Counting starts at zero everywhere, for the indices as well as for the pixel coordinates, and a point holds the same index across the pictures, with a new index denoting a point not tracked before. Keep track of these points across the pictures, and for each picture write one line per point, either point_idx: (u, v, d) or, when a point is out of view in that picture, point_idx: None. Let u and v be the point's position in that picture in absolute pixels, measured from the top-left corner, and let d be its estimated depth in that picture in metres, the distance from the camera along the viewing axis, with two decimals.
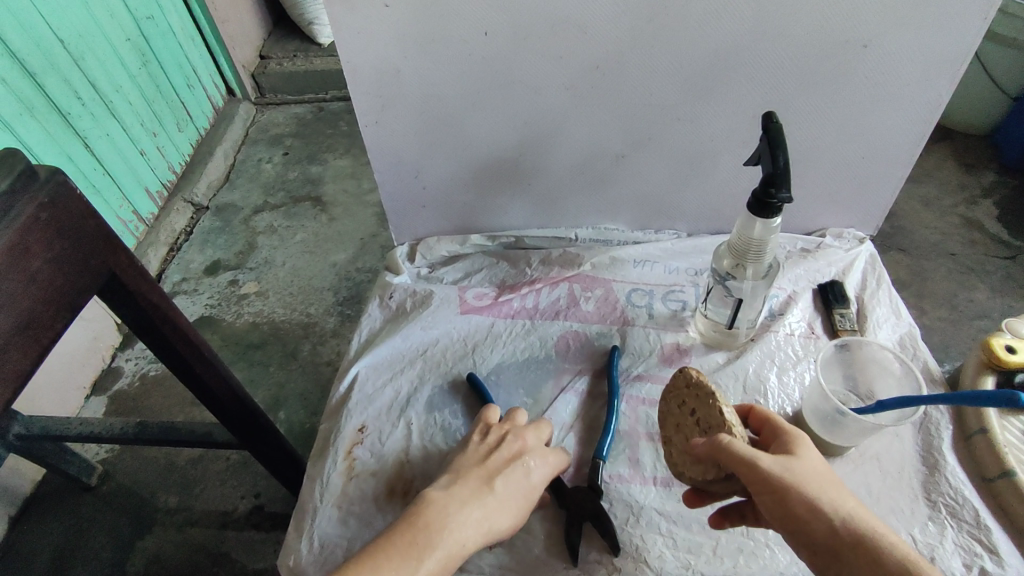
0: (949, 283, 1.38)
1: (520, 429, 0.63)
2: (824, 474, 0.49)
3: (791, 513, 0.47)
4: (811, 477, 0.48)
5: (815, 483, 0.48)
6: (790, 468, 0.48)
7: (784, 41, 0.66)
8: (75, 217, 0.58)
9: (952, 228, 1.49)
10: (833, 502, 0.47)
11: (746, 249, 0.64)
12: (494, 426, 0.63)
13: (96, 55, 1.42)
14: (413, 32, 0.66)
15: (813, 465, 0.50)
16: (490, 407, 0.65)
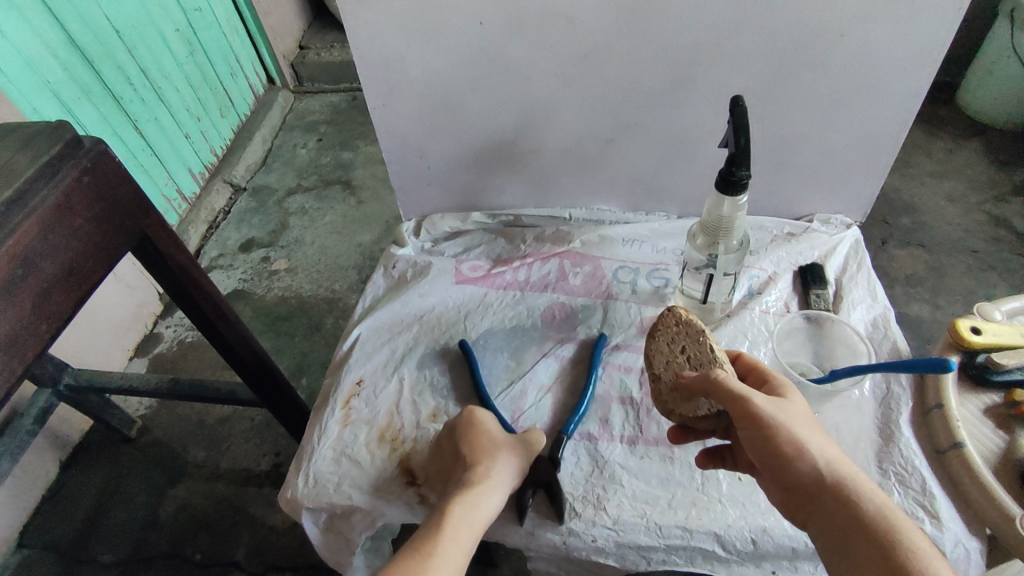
0: (966, 278, 1.36)
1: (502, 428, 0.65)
2: (808, 419, 0.53)
3: (775, 448, 0.50)
4: (796, 418, 0.52)
5: (800, 425, 0.51)
6: (778, 408, 0.51)
7: (763, 32, 0.70)
8: (111, 182, 0.66)
9: (976, 224, 1.47)
10: (814, 444, 0.50)
11: (716, 227, 0.68)
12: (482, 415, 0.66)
13: (148, 44, 1.53)
14: (415, 22, 0.72)
15: (799, 409, 0.53)
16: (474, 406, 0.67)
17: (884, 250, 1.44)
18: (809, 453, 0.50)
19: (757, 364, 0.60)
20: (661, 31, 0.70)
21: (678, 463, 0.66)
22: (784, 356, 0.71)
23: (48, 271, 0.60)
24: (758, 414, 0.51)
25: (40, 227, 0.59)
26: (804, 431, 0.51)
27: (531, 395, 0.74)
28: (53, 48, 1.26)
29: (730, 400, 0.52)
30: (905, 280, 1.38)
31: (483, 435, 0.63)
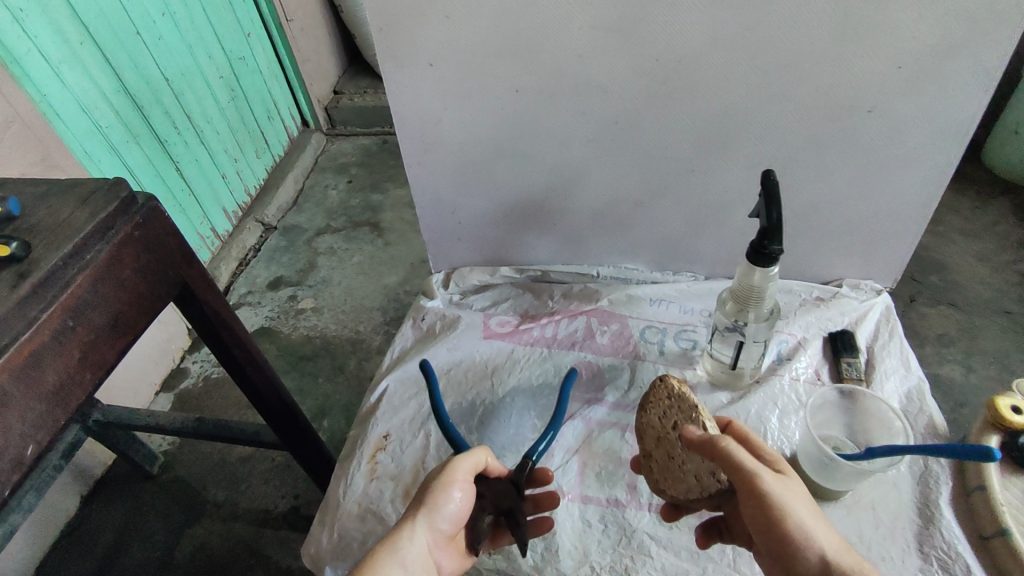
0: (1000, 340, 1.34)
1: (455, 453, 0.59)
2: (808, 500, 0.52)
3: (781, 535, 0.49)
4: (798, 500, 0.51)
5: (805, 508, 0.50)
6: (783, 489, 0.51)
7: (791, 104, 0.71)
8: (158, 235, 0.69)
9: (1010, 285, 1.44)
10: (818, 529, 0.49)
11: (747, 296, 0.68)
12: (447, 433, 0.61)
13: (194, 91, 1.61)
14: (453, 87, 0.76)
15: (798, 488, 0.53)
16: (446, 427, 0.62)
17: (913, 308, 1.42)
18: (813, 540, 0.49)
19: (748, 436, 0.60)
20: (692, 101, 0.73)
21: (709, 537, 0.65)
22: (822, 429, 0.71)
23: (96, 321, 0.62)
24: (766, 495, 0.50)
25: (92, 279, 0.61)
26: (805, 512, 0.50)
27: (557, 458, 0.73)
28: (107, 95, 1.33)
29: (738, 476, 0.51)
30: (936, 340, 1.35)
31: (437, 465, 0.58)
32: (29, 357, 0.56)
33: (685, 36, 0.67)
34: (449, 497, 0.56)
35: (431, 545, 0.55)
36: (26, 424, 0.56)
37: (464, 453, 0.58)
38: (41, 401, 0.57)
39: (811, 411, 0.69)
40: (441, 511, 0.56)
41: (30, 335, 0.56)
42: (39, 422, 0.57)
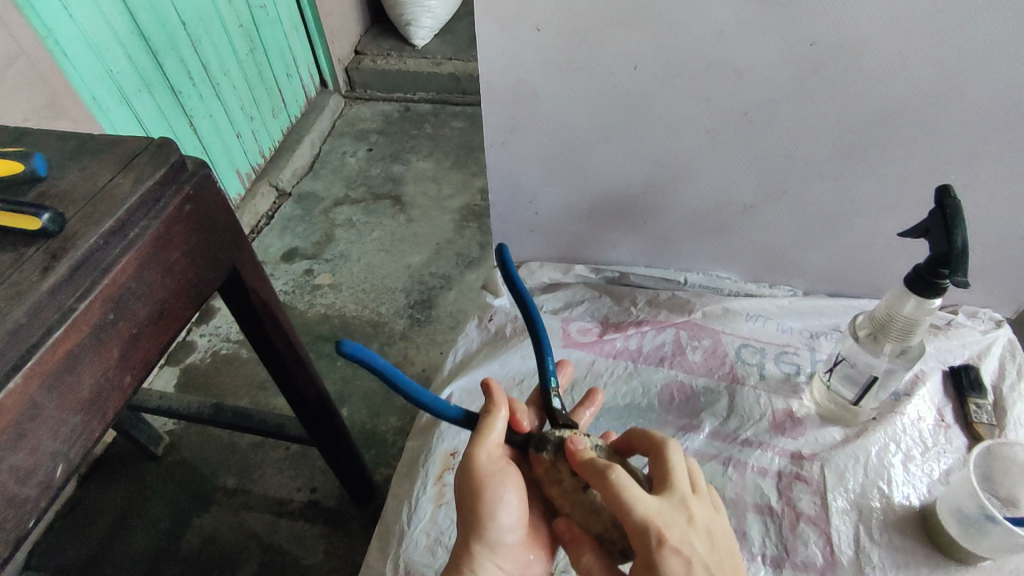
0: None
1: (490, 434, 0.53)
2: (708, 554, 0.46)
3: None
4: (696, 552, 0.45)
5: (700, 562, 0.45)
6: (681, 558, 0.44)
7: (961, 106, 0.60)
8: (211, 211, 0.58)
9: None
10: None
11: (890, 324, 0.61)
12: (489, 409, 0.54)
13: (211, 38, 1.46)
14: (559, 59, 0.64)
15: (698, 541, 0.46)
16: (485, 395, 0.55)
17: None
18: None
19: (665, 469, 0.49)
20: (843, 97, 0.61)
21: None
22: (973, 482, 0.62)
23: (139, 314, 0.51)
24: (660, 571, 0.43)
25: (137, 263, 0.50)
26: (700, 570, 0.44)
27: None
28: (121, 37, 1.19)
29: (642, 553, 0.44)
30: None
31: (461, 470, 0.52)
32: (63, 359, 0.45)
33: (854, 21, 0.56)
34: (495, 508, 0.52)
35: (500, 541, 0.52)
36: (57, 441, 0.46)
37: (479, 447, 0.51)
38: (76, 413, 0.47)
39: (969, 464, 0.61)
40: (495, 528, 0.51)
41: (65, 332, 0.45)
42: (71, 437, 0.47)
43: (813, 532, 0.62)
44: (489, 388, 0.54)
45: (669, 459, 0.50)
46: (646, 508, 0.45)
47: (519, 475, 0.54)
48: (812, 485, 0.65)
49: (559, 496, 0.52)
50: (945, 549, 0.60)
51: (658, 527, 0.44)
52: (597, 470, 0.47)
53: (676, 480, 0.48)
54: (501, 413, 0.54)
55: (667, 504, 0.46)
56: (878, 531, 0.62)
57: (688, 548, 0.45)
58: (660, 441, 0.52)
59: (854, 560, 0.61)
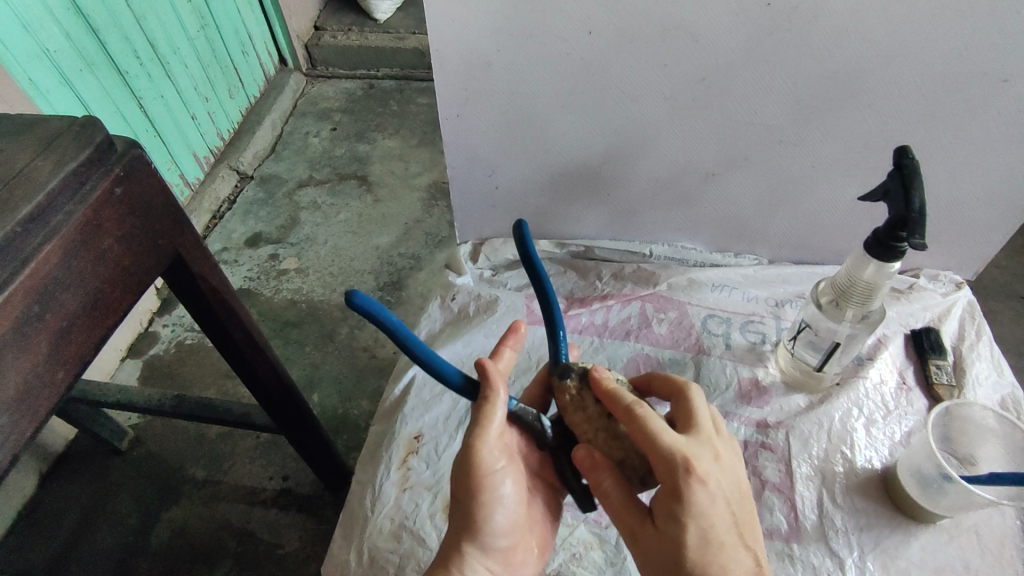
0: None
1: (491, 423, 0.50)
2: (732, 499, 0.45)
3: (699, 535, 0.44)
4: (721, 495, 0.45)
5: (723, 510, 0.44)
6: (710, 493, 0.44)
7: (918, 67, 0.59)
8: (147, 194, 0.55)
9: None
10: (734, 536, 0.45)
11: (851, 290, 0.60)
12: (490, 395, 0.50)
13: (157, 14, 1.38)
14: (509, 25, 0.61)
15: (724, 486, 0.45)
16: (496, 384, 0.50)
17: (990, 262, 1.23)
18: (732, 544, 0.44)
19: (689, 410, 0.49)
20: (803, 60, 0.60)
21: (800, 564, 0.59)
22: (935, 443, 0.63)
23: (69, 306, 0.49)
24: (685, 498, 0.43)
25: (62, 252, 0.47)
26: (720, 519, 0.44)
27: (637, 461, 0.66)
28: (55, 12, 1.12)
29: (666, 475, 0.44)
30: (1009, 298, 1.18)
31: (461, 463, 0.50)
32: None
33: None
34: (490, 507, 0.51)
35: (493, 531, 0.51)
36: None
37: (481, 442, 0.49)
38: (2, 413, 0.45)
39: (929, 426, 0.62)
40: (489, 529, 0.51)
41: None
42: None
43: (778, 500, 0.62)
44: (486, 372, 0.50)
45: (691, 401, 0.50)
46: (674, 437, 0.45)
47: (516, 473, 0.54)
48: (777, 453, 0.65)
49: (583, 423, 0.52)
50: (905, 510, 0.61)
51: (685, 455, 0.44)
52: (624, 407, 0.47)
53: (701, 420, 0.48)
54: (501, 400, 0.50)
55: (695, 442, 0.46)
56: (841, 495, 0.62)
57: (714, 483, 0.44)
58: (682, 382, 0.52)
59: (818, 526, 0.61)
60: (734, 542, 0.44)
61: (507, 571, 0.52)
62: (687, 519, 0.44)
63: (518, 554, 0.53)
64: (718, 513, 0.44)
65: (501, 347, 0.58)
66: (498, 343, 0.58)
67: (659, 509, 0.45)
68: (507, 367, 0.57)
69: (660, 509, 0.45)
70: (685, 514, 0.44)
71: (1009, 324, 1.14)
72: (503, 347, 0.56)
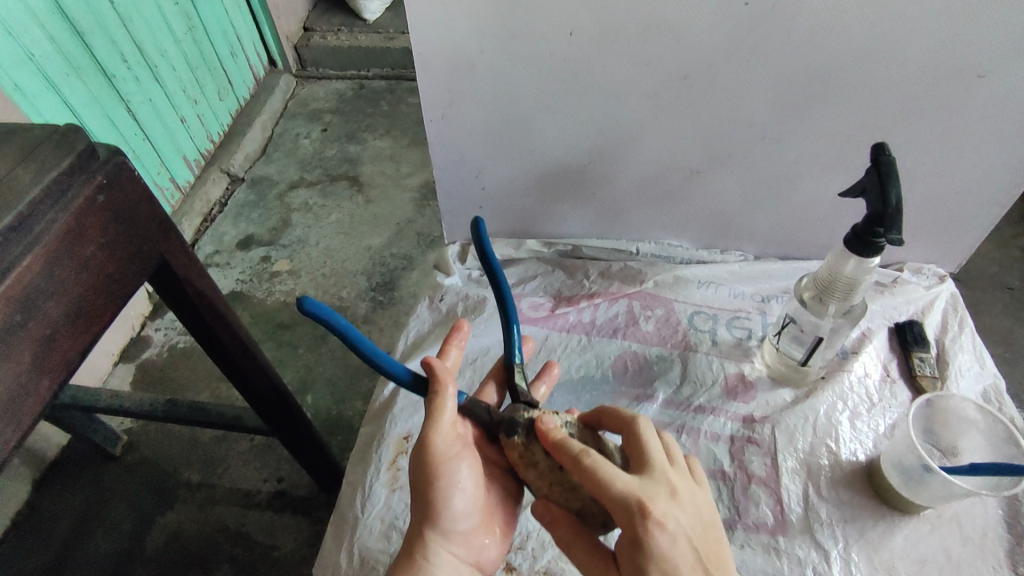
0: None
1: (440, 412, 0.51)
2: (693, 534, 0.46)
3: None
4: (681, 533, 0.45)
5: (686, 549, 0.45)
6: (670, 536, 0.44)
7: (896, 63, 0.60)
8: (130, 200, 0.55)
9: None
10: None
11: (833, 285, 0.61)
12: (438, 388, 0.53)
13: (144, 17, 1.38)
14: (491, 27, 0.62)
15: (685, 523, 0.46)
16: (442, 376, 0.53)
17: (979, 254, 1.24)
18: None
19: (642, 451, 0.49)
20: (781, 58, 0.60)
21: (785, 557, 0.60)
22: (915, 435, 0.64)
23: (54, 314, 0.49)
24: (648, 545, 0.44)
25: (45, 260, 0.48)
26: (685, 561, 0.44)
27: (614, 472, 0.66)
28: (40, 17, 1.12)
29: (626, 523, 0.44)
30: (998, 290, 1.19)
31: (416, 452, 0.51)
32: None
33: None
34: (448, 494, 0.52)
35: (455, 517, 0.52)
36: None
37: (433, 433, 0.50)
38: None
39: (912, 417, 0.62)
40: (447, 513, 0.51)
41: None
42: None
43: (764, 494, 0.63)
44: (433, 368, 0.53)
45: (642, 439, 0.50)
46: (627, 482, 0.45)
47: (474, 458, 0.54)
48: (763, 447, 0.66)
49: (536, 478, 0.51)
50: (889, 501, 0.62)
51: (639, 498, 0.44)
52: (573, 460, 0.46)
53: (654, 457, 0.49)
54: (449, 391, 0.53)
55: (649, 482, 0.47)
56: (826, 488, 0.63)
57: (673, 523, 0.45)
58: (630, 417, 0.52)
59: (803, 518, 0.62)
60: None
61: (471, 554, 0.53)
62: (650, 563, 0.44)
63: (479, 536, 0.54)
64: (681, 553, 0.44)
65: (447, 346, 0.59)
66: (444, 343, 0.59)
67: (623, 560, 0.45)
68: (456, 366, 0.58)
69: (623, 558, 0.45)
70: (647, 561, 0.44)
71: (998, 316, 1.15)
72: (450, 347, 0.58)
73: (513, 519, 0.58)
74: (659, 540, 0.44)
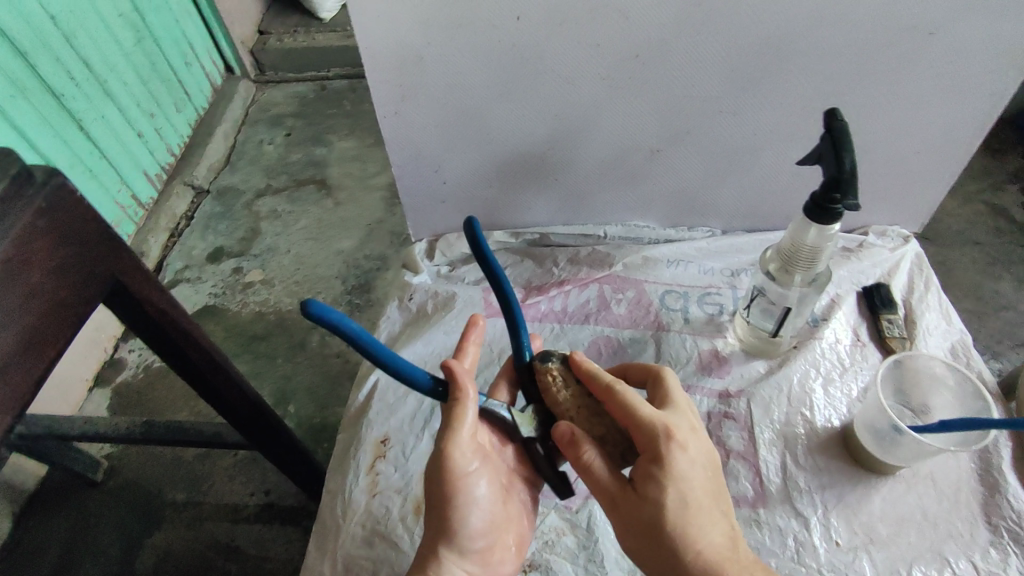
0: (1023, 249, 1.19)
1: (462, 418, 0.50)
2: (708, 476, 0.47)
3: (681, 498, 0.45)
4: (700, 468, 0.46)
5: (702, 483, 0.46)
6: (690, 462, 0.46)
7: (843, 27, 0.60)
8: (76, 222, 0.53)
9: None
10: (713, 521, 0.46)
11: (797, 254, 0.61)
12: (461, 393, 0.50)
13: (88, 31, 1.34)
14: (437, 16, 0.60)
15: (704, 464, 0.47)
16: (463, 382, 0.50)
17: (944, 212, 1.26)
18: (710, 526, 0.45)
19: (667, 393, 0.51)
20: (729, 31, 0.60)
21: (766, 528, 0.60)
22: (882, 398, 0.65)
23: None
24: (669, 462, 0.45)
25: None
26: (701, 496, 0.45)
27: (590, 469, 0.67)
28: None
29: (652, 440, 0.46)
30: (965, 245, 1.20)
31: (434, 466, 0.50)
32: None
33: None
34: (466, 510, 0.51)
35: (472, 534, 0.51)
36: None
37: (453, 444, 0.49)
38: None
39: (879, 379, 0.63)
40: (466, 530, 0.51)
41: None
42: None
43: (743, 468, 0.63)
44: (455, 375, 0.50)
45: (665, 386, 0.52)
46: (652, 409, 0.47)
47: (490, 472, 0.54)
48: (740, 421, 0.66)
49: (565, 402, 0.52)
50: (864, 464, 0.62)
51: (665, 423, 0.46)
52: (604, 383, 0.49)
53: (677, 401, 0.50)
54: (470, 400, 0.50)
55: (673, 414, 0.48)
56: (803, 457, 0.64)
57: (693, 450, 0.46)
58: (655, 369, 0.54)
59: (782, 488, 0.62)
60: (712, 508, 0.46)
61: (486, 571, 0.52)
62: (666, 483, 0.45)
63: (495, 552, 0.53)
64: (696, 482, 0.46)
65: (464, 344, 0.57)
66: (460, 341, 0.57)
67: (639, 475, 0.46)
68: (471, 365, 0.56)
69: (639, 475, 0.46)
70: (667, 479, 0.45)
71: (964, 271, 1.17)
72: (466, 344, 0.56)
73: (524, 531, 0.58)
74: (678, 461, 0.45)
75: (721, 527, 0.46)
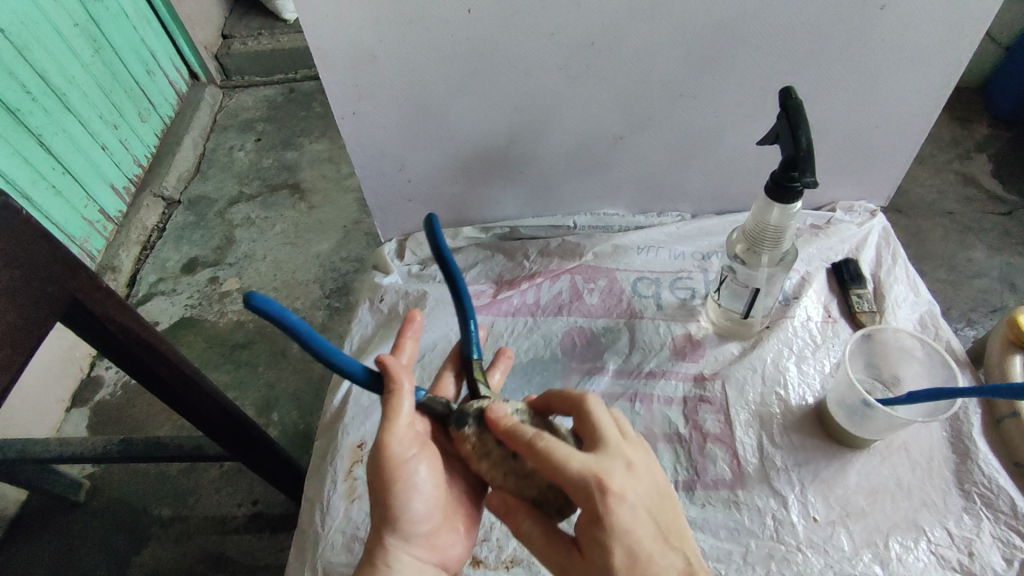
0: (994, 216, 1.21)
1: (397, 409, 0.50)
2: (651, 512, 0.45)
3: (631, 550, 0.43)
4: (641, 507, 0.44)
5: (646, 522, 0.44)
6: (630, 508, 0.44)
7: (796, 5, 0.60)
8: (23, 242, 0.51)
9: (1001, 154, 1.30)
10: (666, 555, 0.45)
11: (762, 235, 0.60)
12: (394, 386, 0.51)
13: (42, 44, 1.31)
14: (386, 12, 0.59)
15: (644, 500, 0.45)
16: (395, 374, 0.51)
17: (916, 183, 1.27)
18: (663, 567, 0.44)
19: (597, 428, 0.48)
20: (683, 14, 0.60)
21: (745, 509, 0.60)
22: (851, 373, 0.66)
23: None
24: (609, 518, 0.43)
25: None
26: (649, 536, 0.44)
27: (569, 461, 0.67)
28: None
29: (587, 501, 0.44)
30: (937, 215, 1.21)
31: (372, 456, 0.50)
32: None
33: None
34: (407, 498, 0.50)
35: (417, 520, 0.51)
36: None
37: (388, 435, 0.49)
38: None
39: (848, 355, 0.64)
40: (408, 517, 0.50)
41: None
42: None
43: (721, 450, 0.64)
44: (387, 367, 0.51)
45: (592, 415, 0.49)
46: (583, 459, 0.44)
47: (432, 457, 0.53)
48: (716, 404, 0.67)
49: (490, 469, 0.49)
50: (838, 439, 0.63)
51: (597, 477, 0.43)
52: (527, 444, 0.46)
53: (607, 434, 0.48)
54: (404, 389, 0.51)
55: (606, 457, 0.46)
56: (779, 435, 0.64)
57: (631, 494, 0.44)
58: (580, 398, 0.50)
59: (759, 468, 0.62)
60: (661, 547, 0.44)
61: (435, 555, 0.52)
62: (611, 540, 0.43)
63: (442, 536, 0.53)
64: (640, 526, 0.44)
65: (402, 339, 0.57)
66: (399, 336, 0.57)
67: (585, 536, 0.45)
68: (409, 359, 0.56)
69: (584, 535, 0.45)
70: (610, 536, 0.43)
71: (938, 241, 1.18)
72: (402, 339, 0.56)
73: (477, 512, 0.58)
74: (618, 513, 0.43)
75: (673, 554, 0.45)
